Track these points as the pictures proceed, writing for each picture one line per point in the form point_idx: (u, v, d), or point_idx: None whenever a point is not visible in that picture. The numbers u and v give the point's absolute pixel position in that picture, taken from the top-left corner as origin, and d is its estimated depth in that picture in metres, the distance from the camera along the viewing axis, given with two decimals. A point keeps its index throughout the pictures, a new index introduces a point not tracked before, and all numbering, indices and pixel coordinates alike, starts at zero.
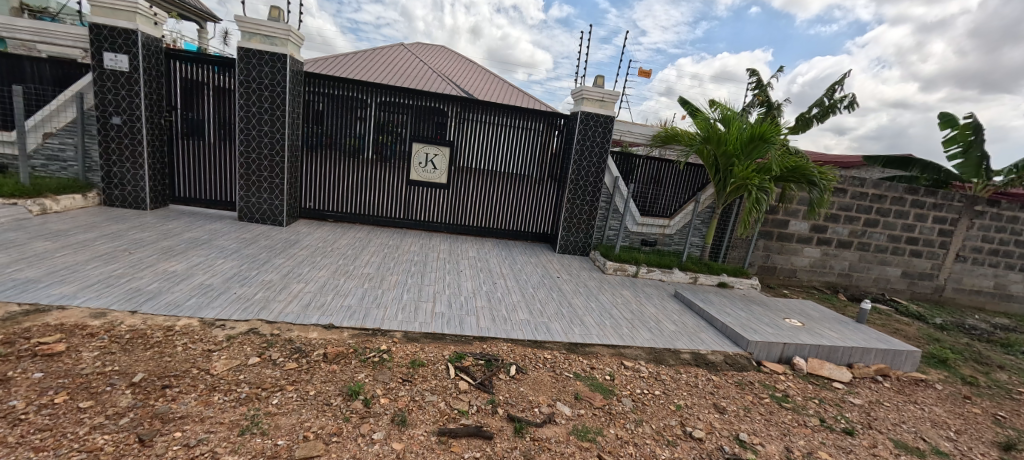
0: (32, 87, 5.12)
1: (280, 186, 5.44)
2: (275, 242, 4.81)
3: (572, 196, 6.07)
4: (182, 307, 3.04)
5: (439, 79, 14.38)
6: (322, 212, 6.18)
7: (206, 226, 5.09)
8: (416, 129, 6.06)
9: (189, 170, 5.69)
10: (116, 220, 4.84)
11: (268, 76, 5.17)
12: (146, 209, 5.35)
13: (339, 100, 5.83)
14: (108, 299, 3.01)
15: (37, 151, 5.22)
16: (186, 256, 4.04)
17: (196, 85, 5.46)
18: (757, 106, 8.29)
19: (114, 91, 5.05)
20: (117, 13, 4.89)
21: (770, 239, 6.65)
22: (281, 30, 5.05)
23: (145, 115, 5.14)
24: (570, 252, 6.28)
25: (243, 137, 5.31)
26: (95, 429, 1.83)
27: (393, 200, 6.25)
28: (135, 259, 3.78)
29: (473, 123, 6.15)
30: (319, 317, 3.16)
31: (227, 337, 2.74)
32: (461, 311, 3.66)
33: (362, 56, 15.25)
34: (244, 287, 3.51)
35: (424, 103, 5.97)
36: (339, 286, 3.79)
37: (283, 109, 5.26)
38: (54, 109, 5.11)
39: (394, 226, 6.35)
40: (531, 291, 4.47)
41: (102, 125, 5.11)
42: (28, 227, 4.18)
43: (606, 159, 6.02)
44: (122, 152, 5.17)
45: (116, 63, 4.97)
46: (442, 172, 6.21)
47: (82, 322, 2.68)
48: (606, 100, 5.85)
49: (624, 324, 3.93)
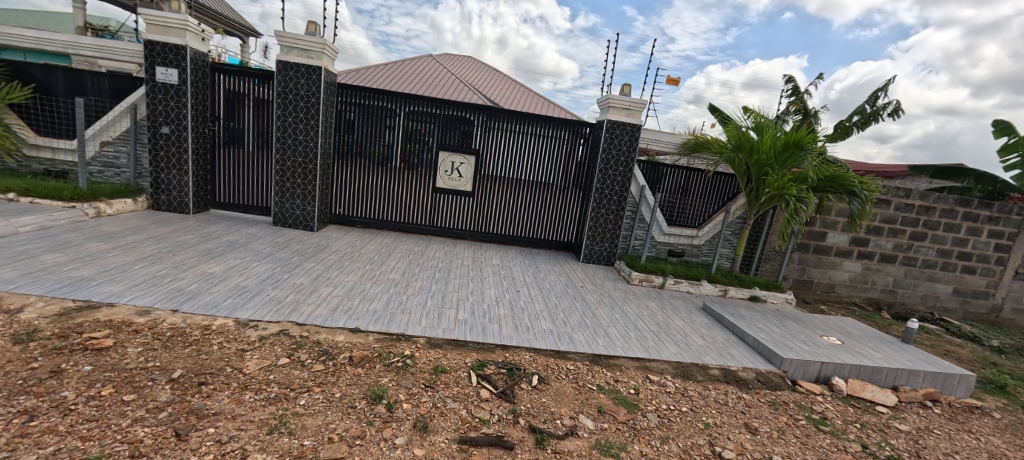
0: (92, 99, 5.55)
1: (312, 192, 5.64)
2: (306, 247, 4.98)
3: (597, 205, 6.02)
4: (219, 308, 3.17)
5: (465, 88, 14.67)
6: (350, 218, 6.36)
7: (243, 230, 5.32)
8: (443, 138, 6.17)
9: (229, 176, 5.99)
10: (161, 223, 5.13)
11: (303, 87, 5.39)
12: (189, 213, 5.66)
13: (369, 110, 6.01)
14: (152, 298, 3.18)
15: (94, 158, 5.61)
16: (224, 258, 4.23)
17: (238, 96, 5.76)
18: (793, 113, 8.02)
19: (164, 102, 5.38)
20: (169, 30, 5.23)
21: (806, 252, 6.36)
22: (317, 43, 5.27)
23: (191, 125, 5.46)
24: (594, 261, 6.20)
25: (279, 146, 5.54)
26: (137, 422, 1.93)
27: (419, 207, 6.36)
28: (177, 261, 3.99)
29: (499, 132, 6.21)
30: (345, 320, 3.23)
31: (259, 337, 2.84)
32: (484, 318, 3.66)
33: (392, 67, 15.75)
34: (275, 290, 3.63)
35: (451, 113, 6.08)
36: (365, 291, 3.86)
37: (317, 119, 5.46)
38: (110, 120, 5.49)
39: (419, 233, 6.45)
40: (554, 301, 4.43)
41: (153, 134, 5.46)
42: (85, 229, 4.49)
43: (632, 168, 5.94)
44: (170, 159, 5.50)
45: (166, 77, 5.30)
46: (467, 180, 6.28)
47: (128, 319, 2.84)
48: (632, 108, 5.78)
49: (649, 337, 3.83)
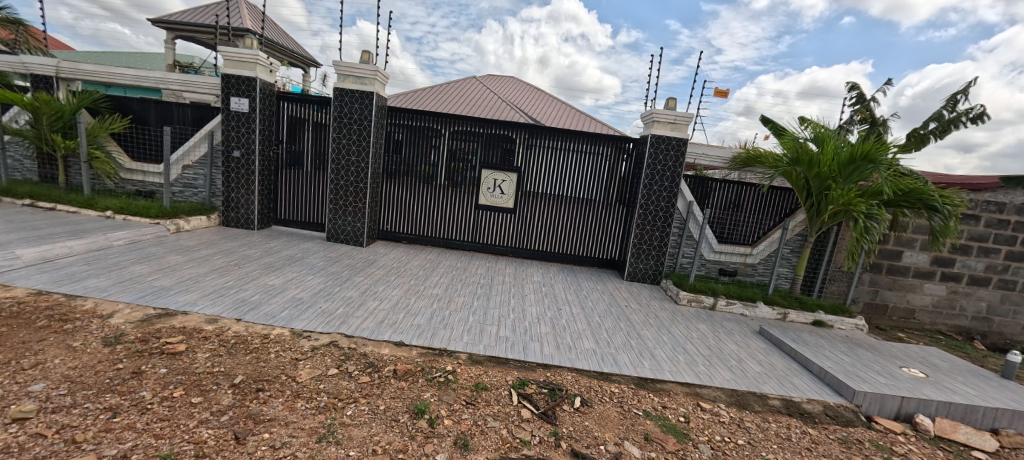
0: (178, 127, 6.24)
1: (362, 210, 5.94)
2: (355, 262, 5.22)
3: (641, 221, 5.85)
4: (277, 318, 3.38)
5: (508, 107, 15.02)
6: (397, 234, 6.60)
7: (300, 245, 5.69)
8: (485, 156, 6.30)
9: (289, 195, 6.45)
10: (230, 238, 5.60)
11: (357, 111, 5.75)
12: (254, 229, 6.14)
13: (416, 131, 6.28)
14: (219, 308, 3.45)
15: (177, 179, 6.26)
16: (283, 272, 4.52)
17: (299, 121, 6.24)
18: (857, 122, 7.46)
19: (236, 129, 5.93)
20: (243, 65, 5.80)
21: (878, 273, 5.78)
22: (370, 71, 5.61)
23: (258, 149, 5.96)
24: (639, 280, 5.99)
25: (334, 166, 5.91)
26: (201, 424, 2.07)
27: (462, 224, 6.49)
28: (242, 273, 4.32)
29: (541, 149, 6.25)
30: (390, 334, 3.32)
31: (311, 347, 2.99)
32: (525, 336, 3.63)
33: (438, 90, 16.48)
34: (327, 303, 3.82)
35: (493, 132, 6.22)
36: (410, 306, 3.96)
37: (368, 140, 5.78)
38: (191, 146, 6.13)
39: (462, 249, 6.57)
40: (597, 320, 4.30)
41: (225, 158, 6.01)
42: (167, 243, 5.00)
43: (679, 183, 5.74)
44: (239, 180, 6.02)
45: (239, 106, 5.85)
46: (509, 197, 6.34)
47: (198, 326, 3.10)
48: (678, 122, 5.61)
49: (700, 361, 3.61)
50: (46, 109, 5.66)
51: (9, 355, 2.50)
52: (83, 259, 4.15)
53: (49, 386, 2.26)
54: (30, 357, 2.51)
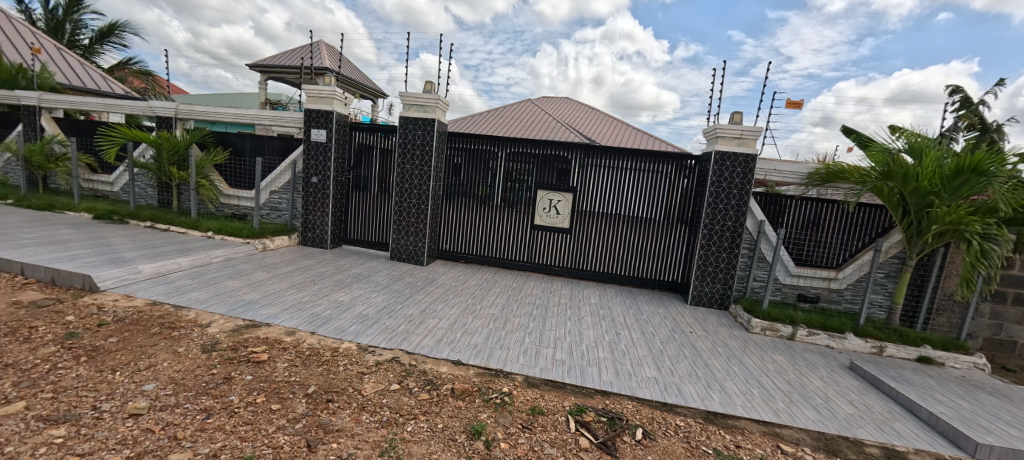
0: (267, 158, 7.02)
1: (423, 230, 6.22)
2: (416, 280, 5.44)
3: (706, 242, 5.53)
4: (345, 333, 3.60)
5: (562, 128, 15.14)
6: (455, 254, 6.81)
7: (367, 264, 6.06)
8: (541, 177, 6.36)
9: (358, 216, 6.94)
10: (307, 256, 6.12)
11: (420, 137, 6.11)
12: (327, 248, 6.66)
13: (474, 154, 6.51)
14: (297, 321, 3.75)
15: (265, 203, 7.01)
16: (351, 289, 4.83)
17: (369, 148, 6.75)
18: (964, 129, 6.55)
19: (315, 157, 6.54)
20: (322, 100, 6.43)
21: (1002, 304, 4.92)
22: (432, 99, 5.95)
23: (333, 175, 6.51)
24: (704, 304, 5.61)
25: (399, 189, 6.28)
26: (279, 430, 2.23)
27: (518, 244, 6.55)
28: (316, 289, 4.68)
29: (597, 168, 6.19)
30: (448, 352, 3.39)
31: (375, 362, 3.13)
32: (583, 360, 3.52)
33: (494, 114, 17.08)
34: (390, 319, 4.00)
35: (548, 152, 6.28)
36: (467, 325, 4.03)
37: (430, 164, 6.10)
38: (278, 173, 6.85)
39: (518, 269, 6.60)
40: (659, 346, 4.08)
41: (305, 183, 6.64)
42: (255, 261, 5.57)
43: (748, 201, 5.37)
44: (316, 203, 6.60)
45: (318, 136, 6.47)
46: (565, 217, 6.32)
47: (279, 337, 3.38)
48: (745, 136, 5.29)
49: (778, 397, 3.27)
50: (167, 145, 6.64)
51: (131, 357, 2.91)
52: (189, 274, 4.75)
53: (159, 386, 2.58)
54: (146, 360, 2.89)
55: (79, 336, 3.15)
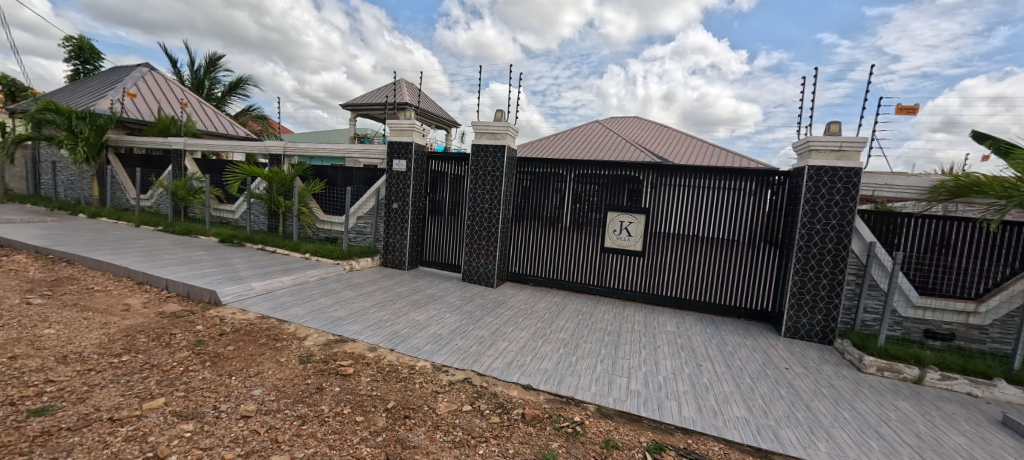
0: (356, 187, 7.76)
1: (494, 253, 6.38)
2: (486, 302, 5.55)
3: (800, 267, 4.96)
4: (421, 351, 3.77)
5: (632, 148, 14.80)
6: (524, 276, 6.85)
7: (441, 285, 6.34)
8: (610, 198, 6.24)
9: (433, 239, 7.33)
10: (387, 277, 6.58)
11: (491, 163, 6.36)
12: (405, 269, 7.10)
13: (542, 177, 6.60)
14: (378, 338, 4.01)
15: (352, 228, 7.72)
16: (426, 309, 5.07)
17: (443, 175, 7.16)
18: None
19: (396, 184, 7.09)
20: (403, 132, 7.00)
21: None
22: (502, 126, 6.19)
23: (411, 201, 6.99)
24: (802, 337, 4.99)
25: (471, 213, 6.55)
26: (362, 441, 2.38)
27: (587, 266, 6.43)
28: (395, 308, 4.98)
29: (670, 188, 5.93)
30: (519, 376, 3.39)
31: (449, 382, 3.22)
32: (660, 393, 3.30)
33: (561, 137, 17.26)
34: (462, 340, 4.11)
35: (618, 173, 6.16)
36: (537, 349, 4.00)
37: (500, 189, 6.29)
38: (364, 200, 7.53)
39: (588, 293, 6.45)
40: (749, 382, 3.68)
41: (387, 209, 7.20)
42: (343, 280, 6.11)
43: (852, 221, 4.75)
44: (396, 227, 7.11)
45: (399, 166, 7.02)
46: (637, 239, 6.09)
47: (363, 352, 3.64)
48: (845, 148, 4.73)
49: (905, 453, 2.76)
50: (276, 179, 7.66)
51: (244, 364, 3.31)
52: (290, 292, 5.34)
53: (264, 392, 2.90)
54: (255, 367, 3.28)
55: (205, 344, 3.68)
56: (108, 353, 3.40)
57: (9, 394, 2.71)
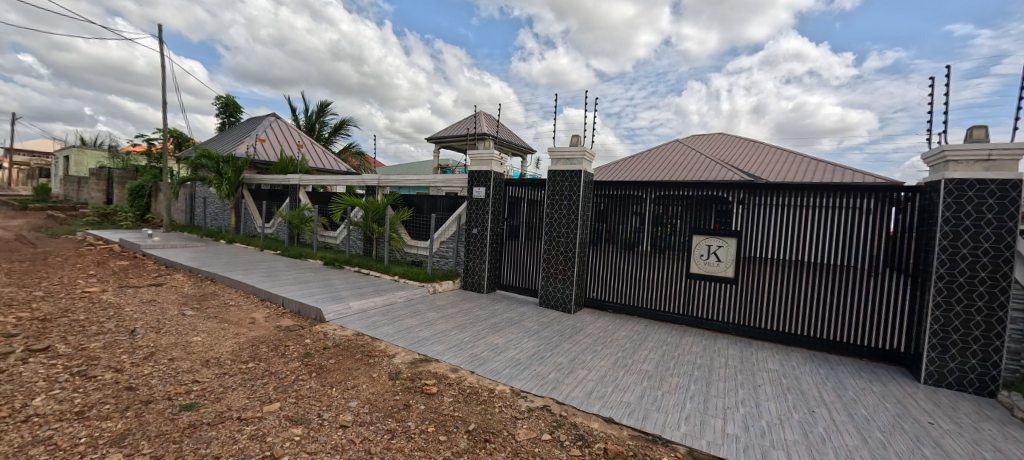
0: (439, 214, 8.30)
1: (571, 278, 6.31)
2: (564, 328, 5.47)
3: (942, 299, 4.14)
4: (501, 375, 3.81)
5: (718, 166, 13.85)
6: (602, 302, 6.64)
7: (518, 309, 6.40)
8: (695, 221, 5.87)
9: (511, 263, 7.48)
10: (467, 300, 6.83)
11: (567, 188, 6.39)
12: (484, 292, 7.31)
13: (620, 200, 6.44)
14: (460, 359, 4.15)
15: (436, 252, 8.21)
16: (505, 332, 5.14)
17: (520, 201, 7.35)
18: None
19: (476, 211, 7.44)
20: (483, 161, 7.38)
21: None
22: (579, 151, 6.23)
23: (490, 226, 7.26)
24: (951, 386, 4.10)
25: (547, 238, 6.60)
26: None
27: (672, 293, 6.04)
28: (475, 331, 5.13)
29: (765, 208, 5.41)
30: (600, 407, 3.26)
31: (528, 408, 3.21)
32: (764, 440, 2.93)
33: (639, 159, 16.79)
34: (540, 366, 4.08)
35: (703, 194, 5.79)
36: (618, 379, 3.82)
37: (577, 213, 6.27)
38: (447, 226, 8.00)
39: (672, 322, 6.03)
40: (879, 436, 3.10)
41: (467, 234, 7.55)
42: (427, 302, 6.47)
43: (1013, 243, 3.89)
44: (476, 252, 7.40)
45: (478, 193, 7.37)
46: (727, 265, 5.61)
47: (446, 373, 3.80)
48: (997, 157, 3.93)
49: None
50: (372, 208, 8.51)
51: (343, 377, 3.65)
52: (381, 311, 5.80)
53: (359, 404, 3.15)
54: (352, 380, 3.59)
55: (312, 356, 4.14)
56: (238, 360, 3.97)
57: (169, 390, 3.30)
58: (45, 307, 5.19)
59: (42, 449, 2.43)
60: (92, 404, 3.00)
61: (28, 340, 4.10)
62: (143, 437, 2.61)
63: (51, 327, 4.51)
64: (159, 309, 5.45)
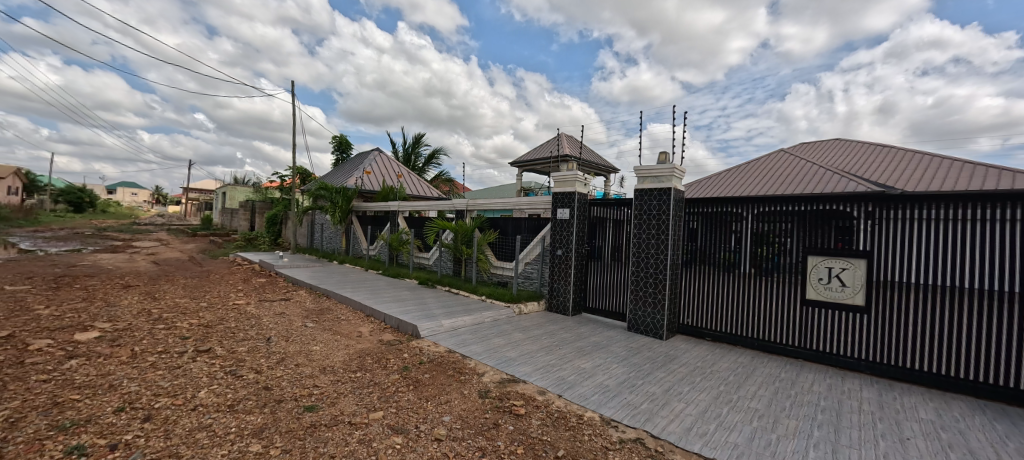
0: (523, 235, 8.50)
1: (662, 302, 5.96)
2: (656, 355, 5.14)
3: None
4: (589, 401, 3.70)
5: (835, 177, 12.14)
6: (699, 329, 6.12)
7: (605, 333, 6.19)
8: (810, 240, 5.20)
9: (596, 286, 7.32)
10: (552, 322, 6.81)
11: (656, 207, 6.12)
12: (569, 314, 7.23)
13: (715, 218, 5.97)
14: (547, 382, 4.13)
15: (521, 273, 8.38)
16: (592, 357, 5.00)
17: (605, 221, 7.22)
18: None
19: (559, 232, 7.45)
20: (566, 183, 7.43)
21: None
22: (667, 169, 5.96)
23: (574, 247, 7.21)
24: None
25: (635, 259, 6.35)
26: None
27: (783, 322, 5.36)
28: (562, 354, 5.08)
29: (901, 223, 4.59)
30: (701, 446, 2.98)
31: (619, 439, 3.06)
32: None
33: (736, 172, 15.44)
34: (632, 395, 3.88)
35: (817, 209, 5.13)
36: (722, 417, 3.46)
37: (667, 233, 5.95)
38: (531, 248, 8.13)
39: (786, 355, 5.32)
40: None
41: (552, 256, 7.58)
42: (513, 323, 6.59)
43: None
44: (560, 273, 7.39)
45: (562, 214, 7.40)
46: (854, 290, 4.84)
47: (533, 395, 3.81)
48: None
49: None
50: (461, 230, 9.03)
51: (437, 392, 3.86)
52: (470, 330, 6.04)
53: (452, 419, 3.30)
54: (445, 396, 3.77)
55: (410, 370, 4.46)
56: (349, 369, 4.43)
57: (295, 392, 3.80)
58: (207, 315, 6.38)
59: (205, 434, 2.96)
60: (239, 399, 3.58)
61: (197, 343, 5.06)
62: (276, 432, 3.03)
63: (212, 332, 5.53)
64: (287, 321, 6.35)
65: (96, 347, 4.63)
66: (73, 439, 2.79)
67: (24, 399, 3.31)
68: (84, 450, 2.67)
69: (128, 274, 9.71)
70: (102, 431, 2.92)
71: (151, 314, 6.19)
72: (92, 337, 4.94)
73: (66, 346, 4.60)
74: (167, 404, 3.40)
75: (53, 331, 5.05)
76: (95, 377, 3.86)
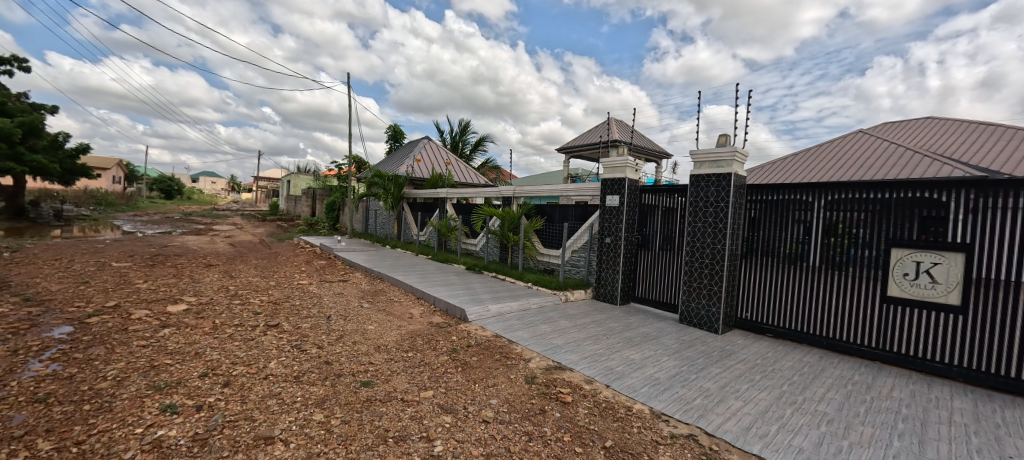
0: (571, 223, 8.40)
1: (718, 294, 5.64)
2: (711, 350, 4.88)
3: None
4: (638, 393, 3.60)
5: (926, 160, 10.76)
6: (759, 325, 5.74)
7: (656, 324, 5.97)
8: (894, 230, 4.65)
9: (646, 275, 7.06)
10: (600, 311, 6.68)
11: (714, 193, 5.75)
12: (617, 303, 7.07)
13: (780, 205, 5.51)
14: (595, 372, 4.06)
15: (568, 260, 8.29)
16: (642, 348, 4.85)
17: (657, 209, 6.91)
18: None
19: (608, 220, 7.24)
20: (616, 169, 7.18)
21: None
22: (728, 152, 5.57)
23: (624, 235, 6.98)
24: None
25: (690, 248, 6.03)
26: None
27: (858, 320, 4.86)
28: (609, 343, 4.97)
29: (1012, 212, 3.95)
30: (762, 448, 2.80)
31: (671, 434, 2.95)
32: None
33: (806, 156, 14.16)
34: (684, 389, 3.72)
35: (904, 196, 4.56)
36: (786, 418, 3.23)
37: (725, 222, 5.59)
38: (579, 236, 8.01)
39: (860, 356, 4.85)
40: None
41: (600, 244, 7.39)
42: (559, 310, 6.55)
43: None
44: (609, 262, 7.21)
45: (612, 201, 7.17)
46: (948, 288, 4.27)
47: (580, 383, 3.77)
48: None
49: None
50: (508, 217, 9.06)
51: (483, 375, 3.94)
52: (516, 315, 6.11)
53: (499, 403, 3.35)
54: (491, 379, 3.84)
55: (458, 352, 4.58)
56: (401, 349, 4.63)
57: (353, 367, 4.04)
58: (275, 294, 6.93)
59: (275, 401, 3.23)
60: (304, 371, 3.87)
61: (267, 318, 5.53)
62: (336, 403, 3.24)
63: (280, 309, 6.01)
64: (345, 301, 6.76)
65: (184, 318, 5.20)
66: (167, 398, 3.16)
67: (129, 361, 3.80)
68: (176, 408, 3.01)
69: (209, 254, 10.80)
70: (190, 392, 3.28)
71: (229, 291, 6.84)
72: (180, 309, 5.55)
73: (160, 316, 5.21)
74: (243, 372, 3.75)
75: (150, 303, 5.74)
76: (184, 345, 4.34)
